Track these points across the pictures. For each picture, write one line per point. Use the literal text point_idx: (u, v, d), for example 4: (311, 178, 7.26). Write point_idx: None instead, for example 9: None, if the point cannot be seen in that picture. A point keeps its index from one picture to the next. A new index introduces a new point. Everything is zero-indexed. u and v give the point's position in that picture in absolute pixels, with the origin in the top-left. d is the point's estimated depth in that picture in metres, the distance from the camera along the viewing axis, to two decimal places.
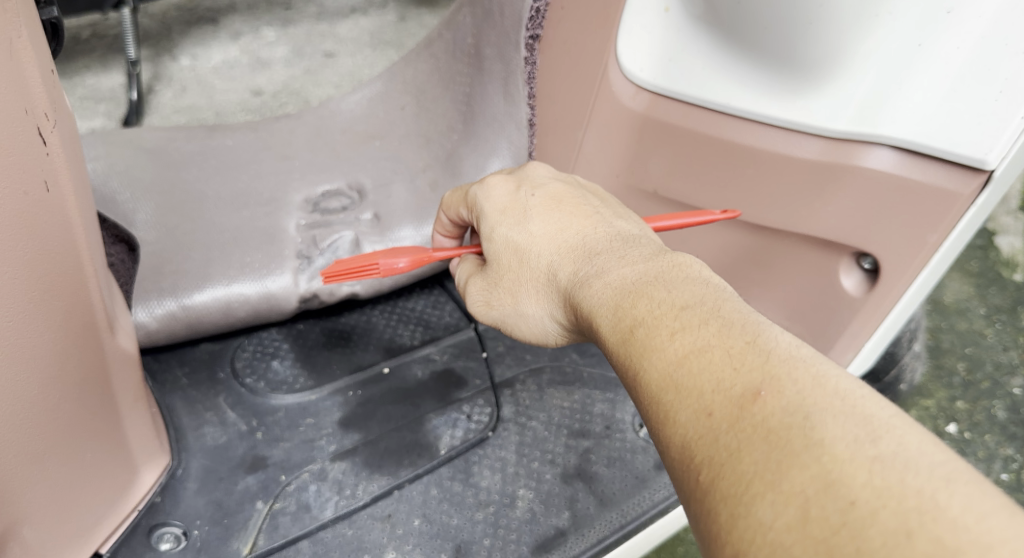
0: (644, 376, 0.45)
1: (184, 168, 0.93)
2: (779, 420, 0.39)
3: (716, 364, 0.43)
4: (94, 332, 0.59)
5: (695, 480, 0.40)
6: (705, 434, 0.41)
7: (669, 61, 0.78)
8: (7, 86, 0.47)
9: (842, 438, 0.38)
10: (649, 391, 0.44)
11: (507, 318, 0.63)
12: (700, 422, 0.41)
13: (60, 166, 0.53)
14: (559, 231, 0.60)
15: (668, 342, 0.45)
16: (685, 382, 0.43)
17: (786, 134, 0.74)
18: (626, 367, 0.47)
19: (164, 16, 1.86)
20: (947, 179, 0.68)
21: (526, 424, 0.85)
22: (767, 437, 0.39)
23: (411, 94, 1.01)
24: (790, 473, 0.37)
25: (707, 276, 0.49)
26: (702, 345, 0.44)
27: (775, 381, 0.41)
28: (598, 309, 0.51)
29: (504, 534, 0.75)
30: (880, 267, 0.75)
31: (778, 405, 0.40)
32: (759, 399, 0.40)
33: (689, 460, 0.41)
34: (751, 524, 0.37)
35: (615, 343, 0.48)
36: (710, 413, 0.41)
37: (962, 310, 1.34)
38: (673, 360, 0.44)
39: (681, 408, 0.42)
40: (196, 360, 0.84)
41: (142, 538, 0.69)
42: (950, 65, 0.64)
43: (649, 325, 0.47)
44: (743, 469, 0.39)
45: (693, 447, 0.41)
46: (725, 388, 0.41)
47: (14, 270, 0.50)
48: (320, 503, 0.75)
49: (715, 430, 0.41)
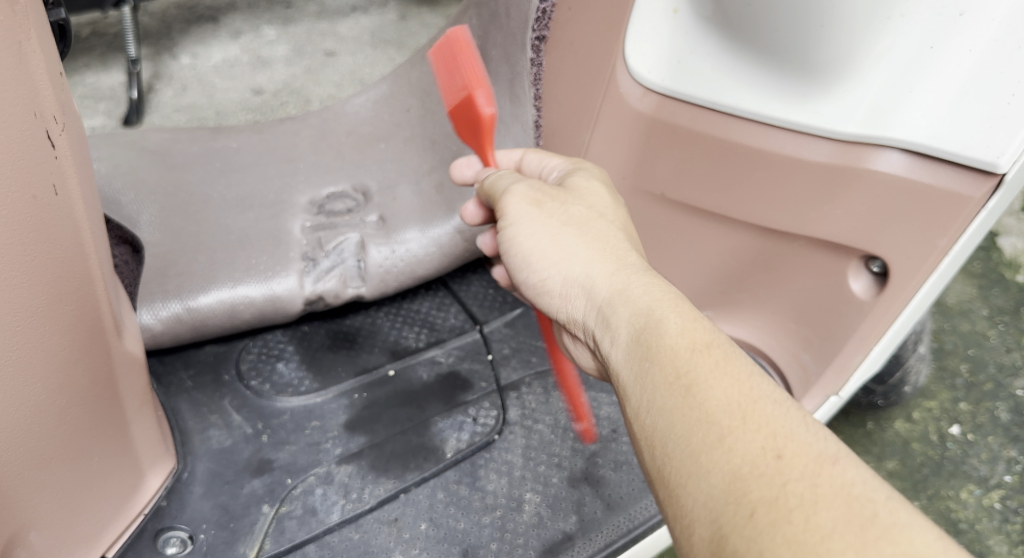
0: (709, 394, 0.45)
1: (188, 170, 0.93)
2: (862, 492, 0.40)
3: (796, 420, 0.44)
4: (102, 336, 0.59)
5: (747, 514, 0.40)
6: (771, 473, 0.41)
7: (678, 62, 0.76)
8: (16, 90, 0.47)
9: (927, 529, 0.38)
10: (705, 406, 0.45)
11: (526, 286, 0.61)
12: (766, 460, 0.42)
13: (68, 169, 0.52)
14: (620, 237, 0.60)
15: (741, 376, 0.46)
16: (754, 417, 0.44)
17: (795, 136, 0.73)
18: (683, 374, 0.46)
19: (164, 15, 1.85)
20: (958, 183, 0.68)
21: (532, 427, 0.84)
22: (848, 502, 0.39)
23: (416, 96, 1.01)
24: (876, 543, 0.38)
25: None
26: (776, 396, 0.45)
27: (855, 458, 0.42)
28: (650, 306, 0.53)
29: (511, 538, 0.75)
30: (889, 271, 0.75)
31: (859, 477, 0.41)
32: (839, 464, 0.41)
33: (744, 494, 0.41)
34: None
35: (672, 343, 0.48)
36: (780, 455, 0.42)
37: (965, 311, 1.34)
38: (744, 391, 0.45)
39: (746, 442, 0.43)
40: (201, 363, 0.84)
41: (148, 542, 0.69)
42: (963, 68, 0.64)
43: (722, 353, 0.47)
44: (818, 521, 0.39)
45: (746, 478, 0.41)
46: (801, 443, 0.42)
47: (21, 274, 0.49)
48: (326, 506, 0.75)
49: (783, 473, 0.41)
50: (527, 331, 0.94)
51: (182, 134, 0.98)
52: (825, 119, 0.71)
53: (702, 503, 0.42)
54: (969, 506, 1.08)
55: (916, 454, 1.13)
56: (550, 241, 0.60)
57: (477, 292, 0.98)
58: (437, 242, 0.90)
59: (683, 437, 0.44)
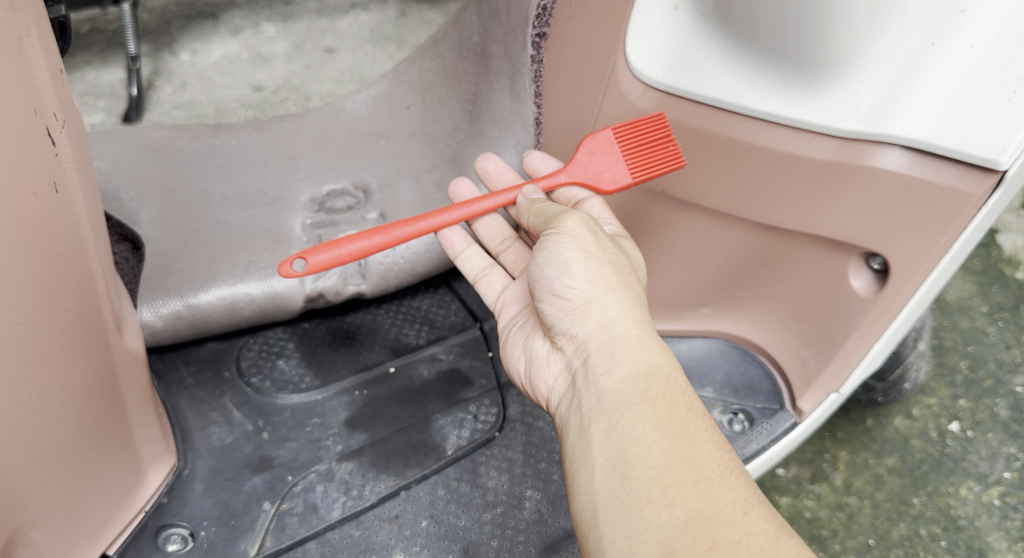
0: (696, 451, 0.53)
1: (188, 168, 0.93)
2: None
3: (760, 503, 0.51)
4: (102, 335, 0.58)
5: (703, 548, 0.47)
6: (726, 521, 0.49)
7: (677, 59, 0.77)
8: (14, 87, 0.47)
9: None
10: (693, 453, 0.52)
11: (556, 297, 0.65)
12: (736, 514, 0.49)
13: (69, 166, 0.52)
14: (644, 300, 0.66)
15: (728, 455, 0.53)
16: (728, 478, 0.51)
17: (796, 133, 0.73)
18: (678, 426, 0.54)
19: (163, 11, 1.84)
20: (959, 179, 0.67)
21: (533, 424, 0.84)
22: None
23: (417, 94, 1.02)
24: None
25: None
26: (749, 481, 0.52)
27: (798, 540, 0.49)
28: (667, 361, 0.59)
29: (512, 535, 0.75)
30: (889, 268, 0.74)
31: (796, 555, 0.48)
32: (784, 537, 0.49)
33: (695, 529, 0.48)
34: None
35: (681, 394, 0.56)
36: (743, 513, 0.49)
37: (965, 307, 1.34)
38: (726, 459, 0.53)
39: (711, 493, 0.50)
40: (202, 359, 0.84)
41: (149, 539, 0.69)
42: (965, 65, 0.65)
43: (719, 436, 0.55)
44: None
45: (710, 519, 0.49)
46: (764, 509, 0.50)
47: (19, 273, 0.49)
48: (327, 503, 0.75)
49: (733, 523, 0.49)
50: None
51: (182, 131, 0.98)
52: (826, 116, 0.71)
53: (657, 530, 0.49)
54: (969, 502, 1.09)
55: (915, 451, 1.13)
56: (593, 269, 0.64)
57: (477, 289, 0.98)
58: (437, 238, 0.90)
59: (658, 468, 0.52)
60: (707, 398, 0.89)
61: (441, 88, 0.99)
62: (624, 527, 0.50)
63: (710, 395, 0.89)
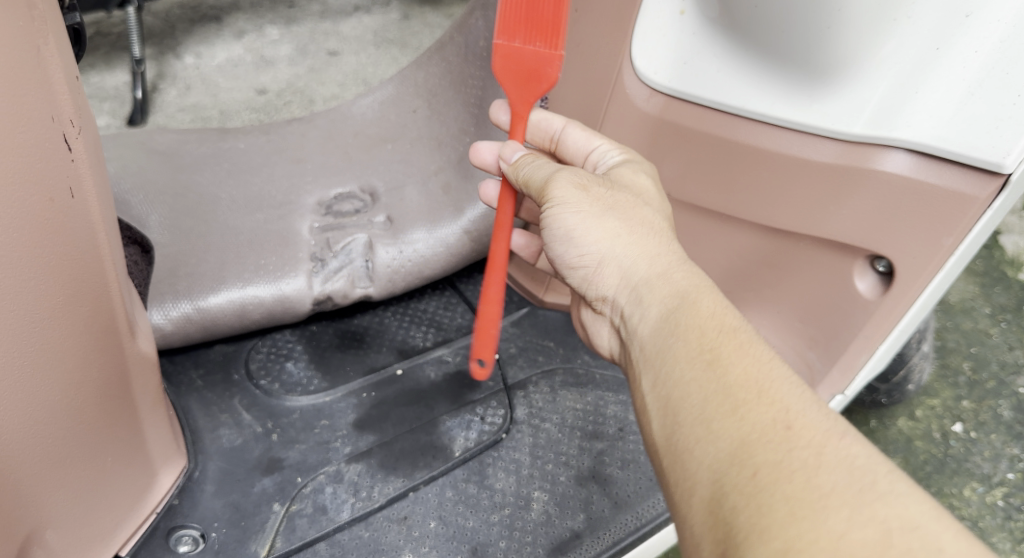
0: (729, 373, 0.48)
1: (197, 172, 0.93)
2: (856, 463, 0.43)
3: (806, 405, 0.46)
4: (116, 338, 0.59)
5: (749, 477, 0.44)
6: (772, 442, 0.44)
7: (683, 64, 0.76)
8: (34, 94, 0.47)
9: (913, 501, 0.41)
10: (724, 382, 0.48)
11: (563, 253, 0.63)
12: (776, 430, 0.45)
13: (85, 172, 0.53)
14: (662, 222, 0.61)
15: (765, 364, 0.49)
16: (773, 392, 0.47)
17: (802, 137, 0.73)
18: (708, 352, 0.50)
19: (167, 14, 1.85)
20: (962, 182, 0.68)
21: (540, 426, 0.85)
22: (844, 470, 0.42)
23: (423, 98, 1.02)
24: (853, 512, 0.41)
25: None
26: (794, 386, 0.47)
27: (856, 438, 0.44)
28: (686, 291, 0.54)
29: (520, 536, 0.75)
30: (894, 270, 0.75)
31: (852, 454, 0.43)
32: (839, 440, 0.44)
33: (743, 458, 0.44)
34: (820, 532, 0.40)
35: (698, 323, 0.52)
36: (788, 427, 0.45)
37: (967, 309, 1.35)
38: (765, 371, 0.48)
39: (755, 413, 0.46)
40: (211, 362, 0.84)
41: (161, 540, 0.69)
42: (969, 69, 0.65)
43: (750, 345, 0.50)
44: (818, 483, 0.42)
45: (754, 444, 0.45)
46: (812, 416, 0.45)
47: (34, 278, 0.50)
48: (336, 505, 0.75)
49: (785, 443, 0.44)
50: (534, 330, 0.94)
51: (190, 135, 0.98)
52: (832, 120, 0.71)
53: (706, 466, 0.46)
54: (972, 503, 1.09)
55: (919, 451, 1.14)
56: (594, 226, 0.60)
57: None
58: (444, 242, 0.91)
59: (698, 404, 0.48)
60: None
61: (447, 91, 1.00)
62: (679, 473, 0.47)
63: None
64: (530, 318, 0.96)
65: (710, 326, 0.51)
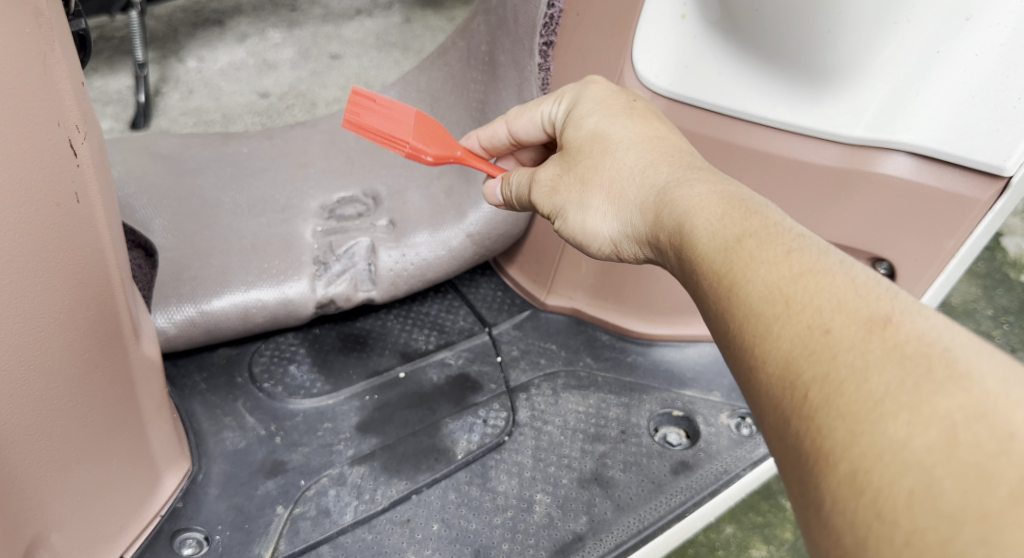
0: (747, 291, 0.43)
1: (200, 176, 0.94)
2: (915, 347, 0.36)
3: (838, 291, 0.40)
4: (120, 343, 0.59)
5: (803, 398, 0.37)
6: (818, 350, 0.38)
7: (684, 67, 0.76)
8: (40, 101, 0.48)
9: (990, 374, 0.34)
10: (749, 302, 0.42)
11: (577, 234, 0.63)
12: (814, 338, 0.39)
13: (90, 177, 0.53)
14: (654, 162, 0.57)
15: (782, 262, 0.43)
16: (801, 298, 0.41)
17: (804, 139, 0.74)
18: (723, 280, 0.45)
19: (170, 18, 1.86)
20: (965, 185, 0.70)
21: (542, 428, 0.85)
22: (901, 361, 0.36)
23: (425, 102, 1.03)
24: (930, 400, 0.34)
25: None
26: (822, 272, 0.41)
27: (906, 313, 0.38)
28: (695, 218, 0.49)
29: (523, 538, 0.75)
30: (896, 272, 0.78)
31: (912, 333, 0.37)
32: (890, 325, 0.37)
33: (792, 377, 0.38)
34: (879, 442, 0.34)
35: (711, 250, 0.46)
36: (827, 329, 0.38)
37: (970, 311, 1.35)
38: (786, 275, 0.42)
39: (790, 325, 0.40)
40: (214, 365, 0.85)
41: (165, 542, 0.70)
42: (969, 73, 0.65)
43: (760, 241, 0.45)
44: (869, 388, 0.35)
45: (801, 360, 0.38)
46: (852, 307, 0.39)
47: (41, 283, 0.50)
48: (340, 507, 0.75)
49: (832, 347, 0.38)
50: (536, 333, 0.95)
51: (194, 140, 0.99)
52: (833, 122, 0.72)
53: (766, 397, 0.40)
54: None
55: None
56: (600, 209, 0.60)
57: (486, 294, 0.99)
58: (447, 246, 0.91)
59: (738, 331, 0.42)
60: (715, 402, 0.90)
61: (450, 96, 1.00)
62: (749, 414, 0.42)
63: (717, 400, 0.91)
64: (532, 321, 0.96)
65: (726, 247, 0.46)
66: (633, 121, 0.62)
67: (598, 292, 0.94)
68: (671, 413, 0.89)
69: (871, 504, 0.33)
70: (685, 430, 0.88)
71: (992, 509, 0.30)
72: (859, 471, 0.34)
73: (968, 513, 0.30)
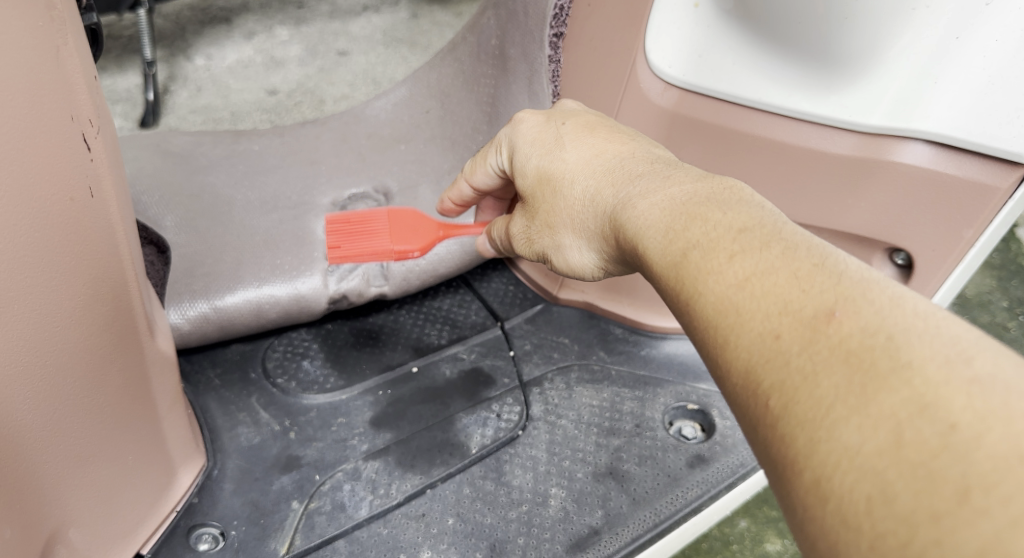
0: (700, 300, 0.43)
1: (211, 173, 0.94)
2: (859, 342, 0.36)
3: (782, 289, 0.40)
4: (134, 338, 0.59)
5: (765, 409, 0.38)
6: (772, 357, 0.38)
7: (698, 56, 0.75)
8: (52, 95, 0.47)
9: (933, 359, 0.34)
10: (704, 315, 0.42)
11: (550, 250, 0.62)
12: (765, 345, 0.39)
13: (103, 171, 0.53)
14: (607, 170, 0.57)
15: (726, 264, 0.43)
16: (748, 306, 0.40)
17: (818, 128, 0.73)
18: (679, 292, 0.45)
19: (178, 16, 1.86)
20: (983, 174, 0.69)
21: (556, 422, 0.85)
22: (847, 359, 0.36)
23: (436, 97, 1.02)
24: (878, 397, 0.34)
25: (762, 200, 0.47)
26: (766, 268, 0.41)
27: (850, 302, 0.38)
28: (644, 229, 0.49)
29: (538, 533, 0.75)
30: (914, 263, 0.77)
31: (856, 326, 0.37)
32: (833, 319, 0.37)
33: (753, 387, 0.39)
34: (835, 448, 0.34)
35: (663, 265, 0.46)
36: (777, 335, 0.39)
37: (984, 302, 1.36)
38: (734, 281, 0.42)
39: (743, 332, 0.40)
40: (228, 361, 0.85)
41: (181, 538, 0.70)
42: (989, 59, 0.65)
43: (705, 247, 0.44)
44: (820, 394, 0.36)
45: (758, 371, 0.39)
46: (795, 305, 0.39)
47: (56, 278, 0.50)
48: (354, 502, 0.75)
49: (783, 352, 0.38)
50: (549, 327, 0.94)
51: (205, 138, 0.99)
52: (849, 111, 0.71)
53: (735, 408, 0.40)
54: None
55: None
56: (566, 226, 0.59)
57: (498, 289, 0.98)
58: (459, 241, 0.91)
59: (702, 345, 0.43)
60: None
61: (460, 91, 1.00)
62: None
63: None
64: (544, 315, 0.96)
65: (676, 258, 0.46)
66: (582, 133, 0.61)
67: (611, 285, 0.94)
68: (685, 406, 0.88)
69: (838, 512, 0.33)
70: (701, 423, 0.87)
71: (942, 509, 0.31)
72: (822, 479, 0.34)
73: (921, 514, 0.31)
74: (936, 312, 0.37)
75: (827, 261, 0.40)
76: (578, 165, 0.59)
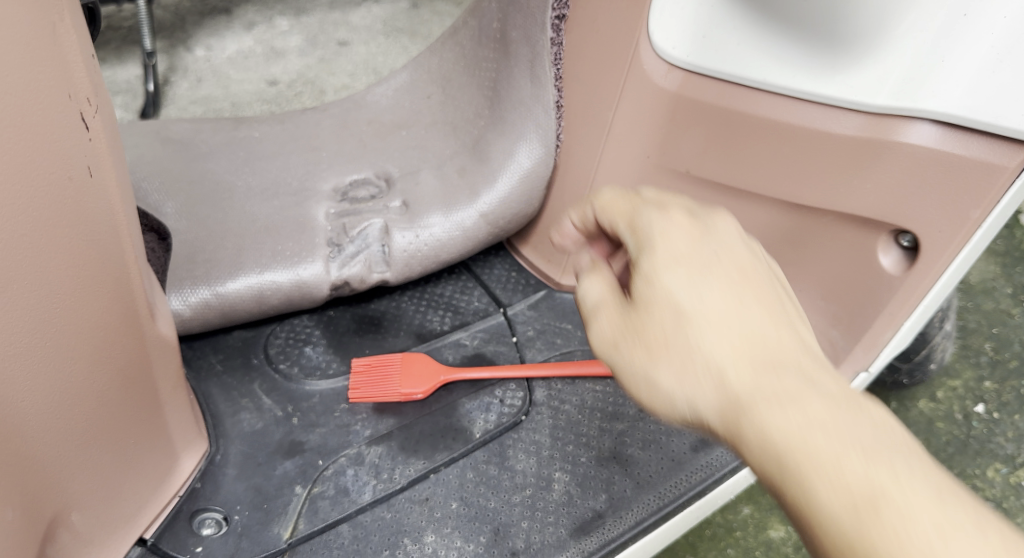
0: (745, 450, 0.46)
1: (211, 160, 0.94)
2: (877, 529, 0.40)
3: (830, 447, 0.43)
4: (133, 321, 0.59)
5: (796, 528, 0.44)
6: (814, 511, 0.43)
7: (701, 37, 0.75)
8: (49, 71, 0.47)
9: (930, 530, 0.40)
10: (753, 455, 0.45)
11: (593, 311, 0.53)
12: (811, 515, 0.43)
13: (103, 151, 0.53)
14: (700, 302, 0.48)
15: (775, 436, 0.44)
16: (807, 465, 0.43)
17: (824, 109, 0.73)
18: (731, 436, 0.46)
19: (178, 7, 1.84)
20: (991, 154, 0.68)
21: (559, 407, 0.84)
22: (856, 540, 0.41)
23: (437, 83, 1.02)
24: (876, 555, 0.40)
25: (831, 388, 0.46)
26: (825, 449, 0.43)
27: (883, 498, 0.41)
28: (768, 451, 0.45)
29: (541, 516, 0.74)
30: (919, 244, 0.75)
31: (883, 515, 0.41)
32: (872, 507, 0.41)
33: (794, 517, 0.44)
34: None
35: (767, 467, 0.45)
36: (825, 508, 0.42)
37: (988, 289, 1.36)
38: (786, 434, 0.44)
39: (807, 485, 0.43)
40: (230, 347, 0.85)
41: (184, 523, 0.70)
42: (997, 35, 0.64)
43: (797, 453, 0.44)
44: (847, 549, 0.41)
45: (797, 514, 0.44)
46: (851, 476, 0.42)
47: (49, 257, 0.49)
48: (358, 487, 0.75)
49: (823, 528, 0.42)
50: (552, 313, 0.94)
51: (206, 124, 0.99)
52: (854, 91, 0.71)
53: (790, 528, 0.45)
54: (996, 484, 1.09)
55: (941, 433, 1.14)
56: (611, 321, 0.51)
57: (500, 275, 0.98)
58: (461, 227, 0.89)
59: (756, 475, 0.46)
60: None
61: (461, 76, 0.99)
62: None
63: None
64: (548, 301, 0.95)
65: (768, 360, 0.47)
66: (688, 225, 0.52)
67: None
68: None
69: None
70: None
71: None
72: None
73: None
74: (934, 478, 0.42)
75: (881, 450, 0.43)
76: (673, 250, 0.50)
